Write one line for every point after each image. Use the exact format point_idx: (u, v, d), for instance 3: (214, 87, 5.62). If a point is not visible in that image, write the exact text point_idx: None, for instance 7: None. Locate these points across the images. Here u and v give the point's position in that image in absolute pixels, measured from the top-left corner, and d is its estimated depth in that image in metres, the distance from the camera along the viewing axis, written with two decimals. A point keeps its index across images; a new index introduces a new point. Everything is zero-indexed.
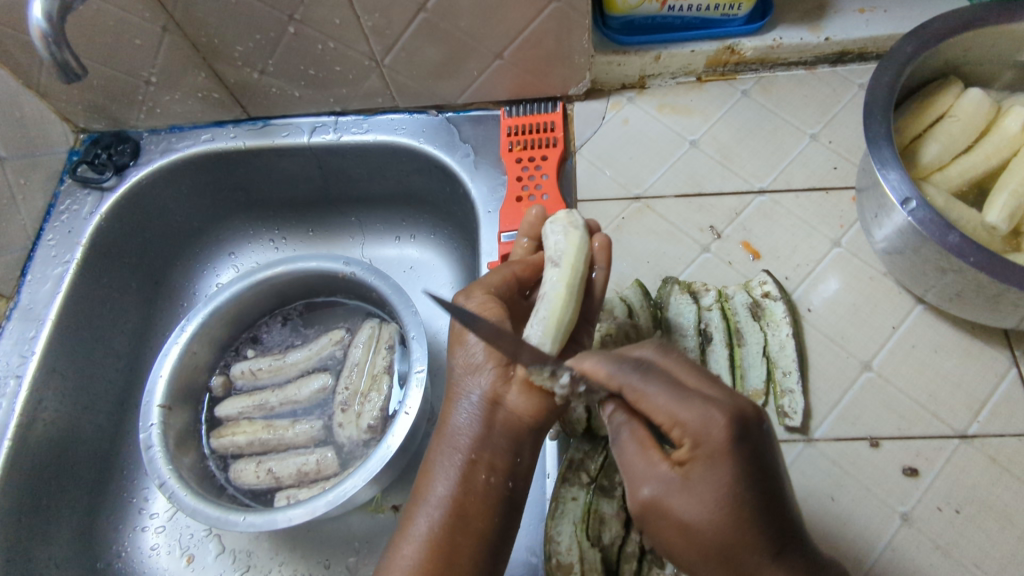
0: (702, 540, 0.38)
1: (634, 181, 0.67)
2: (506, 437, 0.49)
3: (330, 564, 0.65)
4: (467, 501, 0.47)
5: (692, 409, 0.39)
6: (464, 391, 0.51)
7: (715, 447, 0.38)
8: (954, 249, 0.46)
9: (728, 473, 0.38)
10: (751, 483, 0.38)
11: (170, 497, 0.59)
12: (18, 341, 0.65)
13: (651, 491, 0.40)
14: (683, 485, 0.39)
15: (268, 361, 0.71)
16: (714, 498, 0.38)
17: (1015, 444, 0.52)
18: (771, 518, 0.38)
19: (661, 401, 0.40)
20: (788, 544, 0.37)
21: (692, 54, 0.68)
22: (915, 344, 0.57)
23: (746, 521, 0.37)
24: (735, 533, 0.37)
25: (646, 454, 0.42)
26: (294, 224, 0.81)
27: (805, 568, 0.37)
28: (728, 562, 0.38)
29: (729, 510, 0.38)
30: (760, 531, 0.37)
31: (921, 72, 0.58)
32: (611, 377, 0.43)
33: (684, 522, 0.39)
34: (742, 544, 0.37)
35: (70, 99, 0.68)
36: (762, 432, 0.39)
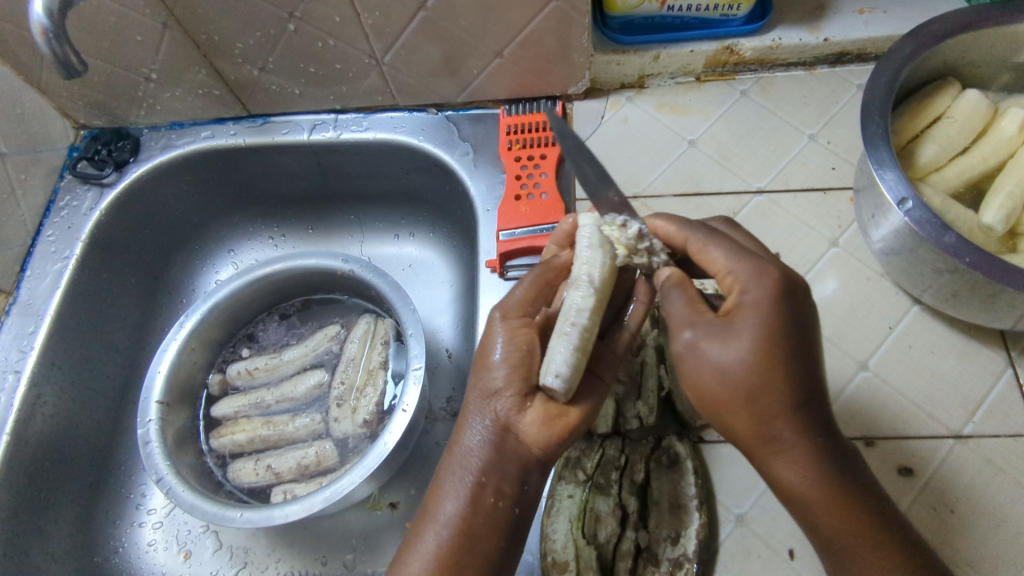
0: (732, 378, 0.42)
1: (632, 180, 0.67)
2: (516, 464, 0.47)
3: (327, 561, 0.66)
4: (474, 524, 0.45)
5: (754, 278, 0.43)
6: (478, 410, 0.48)
7: (755, 301, 0.42)
8: (951, 249, 0.47)
9: (762, 321, 0.42)
10: (788, 342, 0.42)
11: (168, 493, 0.59)
12: (17, 336, 0.65)
13: (691, 327, 0.44)
14: (725, 330, 0.43)
15: (264, 360, 0.71)
16: (752, 339, 0.42)
17: (1010, 445, 0.52)
18: (802, 376, 0.42)
19: (724, 260, 0.45)
20: (811, 431, 0.42)
21: (691, 54, 0.68)
22: (912, 343, 0.57)
23: (792, 415, 0.42)
24: (766, 389, 0.42)
25: (693, 308, 0.45)
26: (293, 221, 0.81)
27: (815, 422, 0.43)
28: (756, 403, 0.42)
29: (762, 359, 0.41)
30: (789, 387, 0.42)
31: (919, 73, 0.58)
32: (680, 233, 0.49)
33: (716, 364, 0.43)
34: (769, 391, 0.42)
35: (70, 95, 0.68)
36: (801, 296, 0.43)
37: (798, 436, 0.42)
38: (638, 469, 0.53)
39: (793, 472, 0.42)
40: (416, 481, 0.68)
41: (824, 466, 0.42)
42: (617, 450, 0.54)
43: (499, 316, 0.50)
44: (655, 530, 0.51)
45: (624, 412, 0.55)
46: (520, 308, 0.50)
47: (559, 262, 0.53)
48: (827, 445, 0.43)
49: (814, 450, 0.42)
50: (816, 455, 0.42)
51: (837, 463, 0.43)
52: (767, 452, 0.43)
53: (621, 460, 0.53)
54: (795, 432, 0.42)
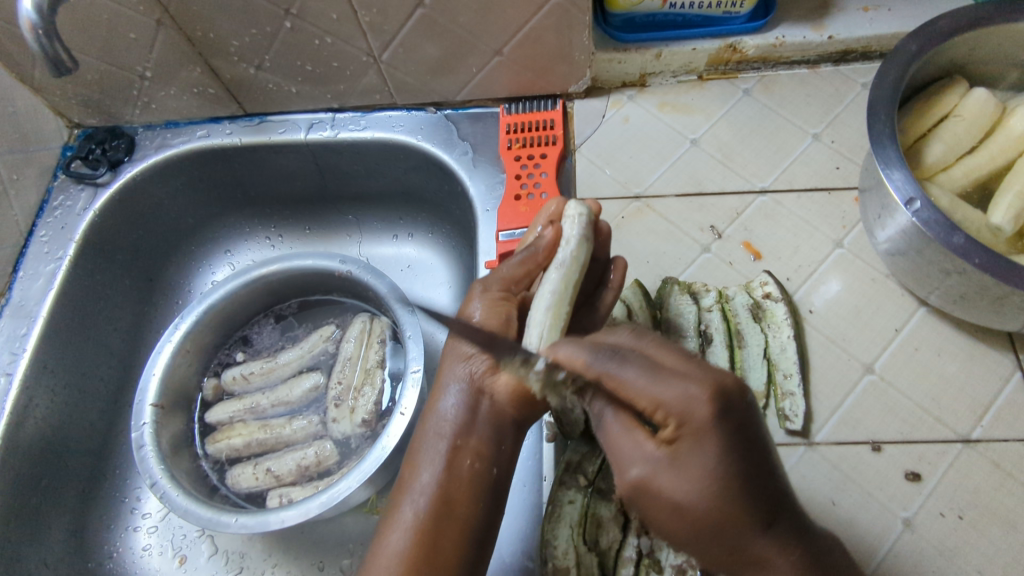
0: (692, 518, 0.38)
1: (634, 179, 0.66)
2: (489, 426, 0.49)
3: (324, 566, 0.65)
4: (450, 489, 0.47)
5: (681, 399, 0.37)
6: (453, 376, 0.51)
7: (699, 425, 0.37)
8: (959, 251, 0.46)
9: (711, 452, 0.37)
10: (736, 463, 0.37)
11: (162, 498, 0.58)
12: (9, 338, 0.64)
13: (642, 466, 0.40)
14: (671, 462, 0.38)
15: (259, 364, 0.70)
16: (702, 476, 0.37)
17: (1018, 450, 0.52)
18: (758, 496, 0.38)
19: (636, 380, 0.39)
20: (787, 548, 0.38)
21: (693, 52, 0.67)
22: (918, 346, 0.56)
23: (759, 544, 0.38)
24: (729, 522, 0.38)
25: (631, 436, 0.41)
26: (290, 222, 0.80)
27: (789, 538, 0.38)
28: (720, 536, 0.38)
29: (723, 485, 0.37)
30: (750, 509, 0.37)
31: (926, 71, 0.57)
32: (589, 366, 0.40)
33: (675, 501, 0.39)
34: (732, 521, 0.37)
35: (63, 94, 0.67)
36: (747, 411, 0.38)
37: (783, 557, 0.38)
38: None
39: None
40: None
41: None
42: None
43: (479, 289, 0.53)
44: (658, 536, 0.50)
45: None
46: (502, 283, 0.53)
47: (543, 240, 0.52)
48: (812, 559, 0.38)
49: (803, 572, 0.38)
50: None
51: None
52: (756, 575, 0.39)
53: None
54: (779, 559, 0.38)
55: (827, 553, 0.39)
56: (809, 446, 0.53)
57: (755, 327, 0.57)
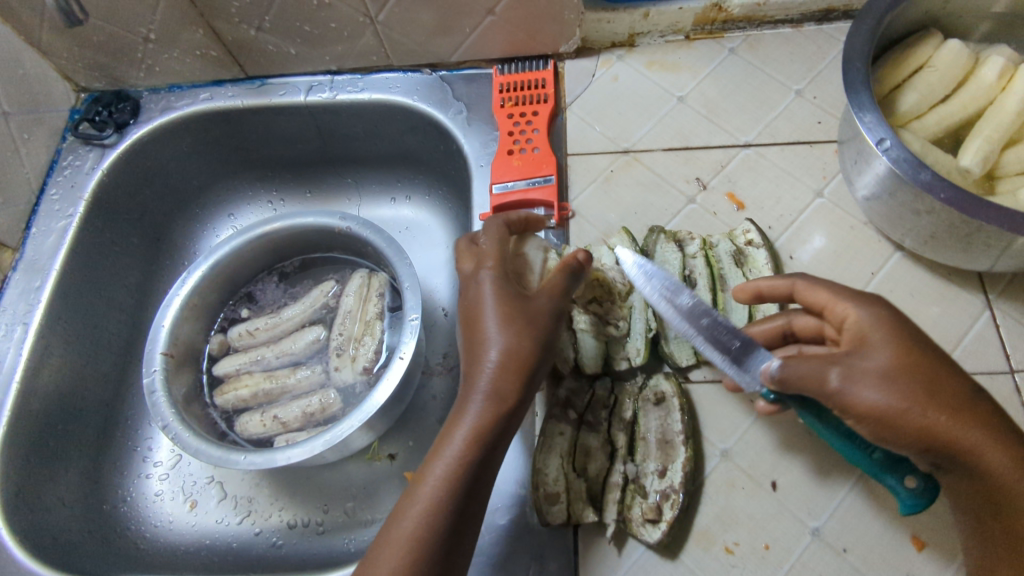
0: (901, 389, 0.40)
1: (623, 135, 0.69)
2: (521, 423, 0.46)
3: (329, 509, 0.67)
4: (485, 480, 0.44)
5: (851, 299, 0.45)
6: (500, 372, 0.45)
7: (867, 320, 0.43)
8: (927, 187, 0.48)
9: (885, 325, 0.43)
10: (911, 334, 0.42)
11: (175, 438, 0.61)
12: (24, 291, 0.67)
13: (837, 363, 0.41)
14: (862, 349, 0.42)
15: (264, 320, 0.72)
16: (892, 346, 0.42)
17: (985, 381, 0.54)
18: (953, 376, 0.41)
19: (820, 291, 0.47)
20: (984, 410, 0.41)
21: (680, 11, 0.69)
22: (893, 288, 0.59)
23: (964, 401, 0.41)
24: (929, 385, 0.40)
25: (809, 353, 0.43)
26: (291, 186, 0.83)
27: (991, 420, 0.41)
28: (938, 406, 0.40)
29: (908, 357, 0.41)
30: (943, 380, 0.41)
31: (902, 23, 0.59)
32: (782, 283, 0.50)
33: (880, 373, 0.41)
34: (932, 385, 0.41)
35: (71, 57, 0.70)
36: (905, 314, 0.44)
37: (984, 432, 0.40)
38: (627, 407, 0.55)
39: (994, 459, 0.40)
40: (415, 433, 0.70)
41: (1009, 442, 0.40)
42: (608, 390, 0.56)
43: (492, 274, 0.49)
44: (642, 463, 0.52)
45: (615, 354, 0.56)
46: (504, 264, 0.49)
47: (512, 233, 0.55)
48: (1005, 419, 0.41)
49: (1001, 429, 0.40)
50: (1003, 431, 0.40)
51: None
52: (975, 450, 0.40)
53: (610, 400, 0.55)
54: (982, 428, 0.40)
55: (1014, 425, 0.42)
56: None
57: (737, 272, 0.59)
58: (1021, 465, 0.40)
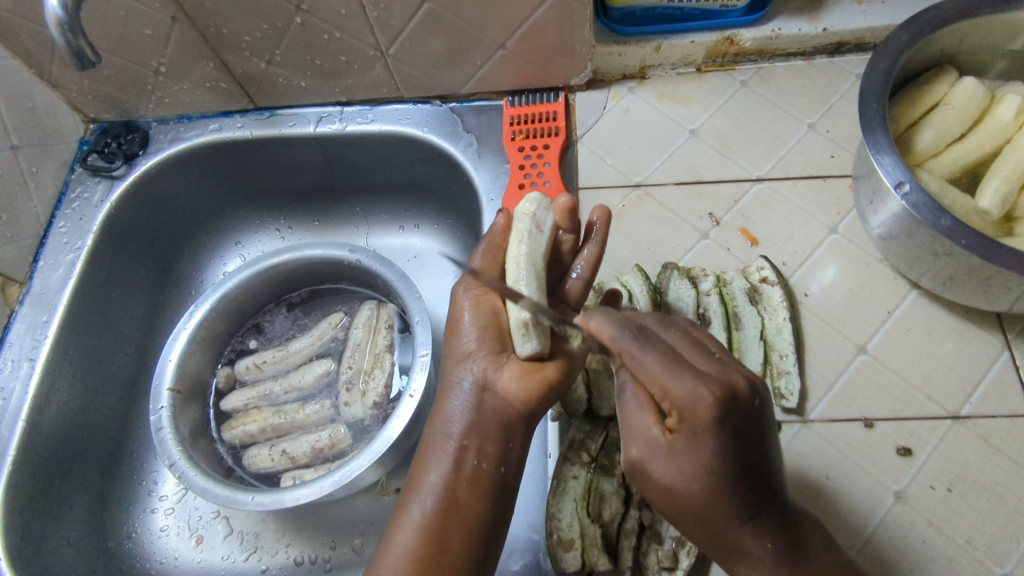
0: (681, 500, 0.42)
1: (634, 169, 0.68)
2: (496, 424, 0.49)
3: (336, 545, 0.66)
4: (459, 488, 0.47)
5: (675, 379, 0.39)
6: (456, 378, 0.51)
7: (699, 425, 0.39)
8: (947, 232, 0.48)
9: (694, 458, 0.40)
10: (729, 468, 0.40)
11: (181, 477, 0.60)
12: (31, 325, 0.66)
13: (635, 446, 0.44)
14: (667, 450, 0.42)
15: (272, 353, 0.72)
16: (689, 470, 0.40)
17: (1006, 425, 0.53)
18: (743, 496, 0.40)
19: (656, 370, 0.40)
20: (768, 518, 0.41)
21: (692, 44, 0.69)
22: (909, 327, 0.58)
23: (723, 497, 0.40)
24: (705, 511, 0.42)
25: (642, 415, 0.44)
26: (298, 214, 0.82)
27: (770, 529, 0.41)
28: (700, 519, 0.42)
29: (703, 492, 0.40)
30: (727, 511, 0.41)
31: (916, 61, 0.59)
32: (613, 340, 0.43)
33: (667, 485, 0.43)
34: (710, 515, 0.41)
35: (81, 90, 0.69)
36: (752, 415, 0.39)
37: (760, 545, 0.41)
38: None
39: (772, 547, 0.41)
40: None
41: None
42: (621, 432, 0.56)
43: (466, 296, 0.54)
44: (658, 509, 0.53)
45: None
46: (481, 279, 0.55)
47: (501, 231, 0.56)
48: (790, 544, 0.41)
49: (777, 560, 0.41)
50: (783, 569, 0.41)
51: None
52: (738, 561, 0.43)
53: None
54: (773, 561, 0.41)
55: (809, 543, 0.42)
56: (804, 423, 0.55)
57: (752, 309, 0.59)
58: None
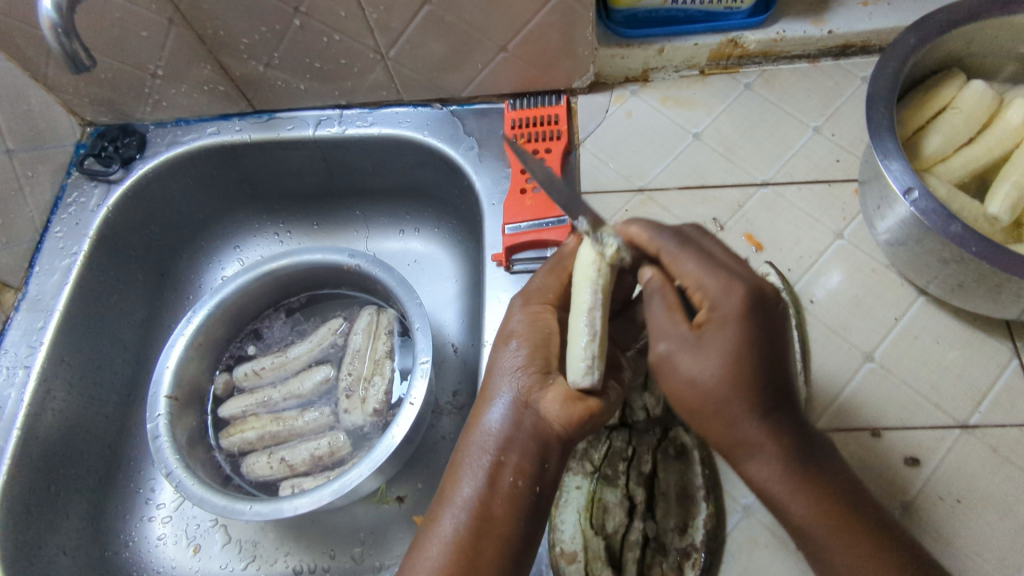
0: (706, 392, 0.43)
1: (637, 173, 0.67)
2: (534, 440, 0.48)
3: (336, 554, 0.66)
4: (492, 504, 0.47)
5: (724, 284, 0.43)
6: (498, 391, 0.50)
7: (730, 314, 0.42)
8: (956, 239, 0.47)
9: (735, 336, 0.42)
10: (755, 364, 0.42)
11: (178, 486, 0.59)
12: (26, 331, 0.66)
13: (665, 343, 0.45)
14: (697, 344, 0.43)
15: (270, 359, 0.71)
16: (721, 356, 0.42)
17: (1016, 434, 0.53)
18: (763, 379, 0.42)
19: (695, 271, 0.44)
20: (778, 415, 0.43)
21: (695, 47, 0.68)
22: (917, 335, 0.57)
23: (749, 375, 0.42)
24: (729, 398, 0.42)
25: (671, 317, 0.45)
26: (298, 218, 0.82)
27: (782, 425, 0.43)
28: (722, 411, 0.43)
29: (730, 372, 0.42)
30: (752, 393, 0.42)
31: (923, 64, 0.58)
32: (652, 241, 0.47)
33: (692, 379, 0.43)
34: (732, 403, 0.42)
35: (77, 93, 0.69)
36: (775, 314, 0.43)
37: (772, 438, 0.43)
38: (645, 460, 0.54)
39: (777, 444, 0.43)
40: (424, 475, 0.68)
41: (807, 475, 0.42)
42: (624, 441, 0.55)
43: (519, 309, 0.53)
44: (662, 520, 0.51)
45: (631, 404, 0.56)
46: (539, 298, 0.53)
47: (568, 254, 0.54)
48: (796, 447, 0.43)
49: (788, 462, 0.42)
50: (794, 469, 0.42)
51: (814, 477, 0.42)
52: (745, 450, 0.43)
53: (629, 451, 0.54)
54: (780, 462, 0.42)
55: (818, 451, 0.44)
56: None
57: None
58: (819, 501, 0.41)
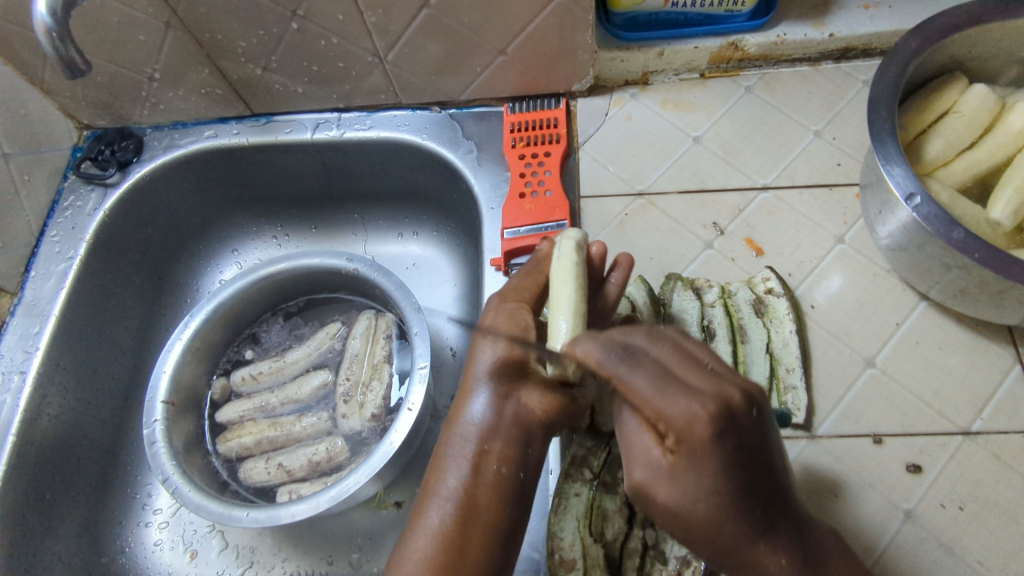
0: (691, 522, 0.38)
1: (636, 177, 0.67)
2: (517, 427, 0.48)
3: (333, 560, 0.65)
4: (478, 495, 0.46)
5: (671, 404, 0.35)
6: (479, 378, 0.49)
7: (700, 442, 0.35)
8: (959, 245, 0.46)
9: (710, 468, 0.36)
10: (733, 494, 0.37)
11: (174, 493, 0.59)
12: (22, 336, 0.65)
13: (644, 468, 0.40)
14: (669, 473, 0.38)
15: (268, 364, 0.70)
16: (699, 491, 0.37)
17: (1018, 441, 0.52)
18: (756, 507, 0.37)
19: (644, 393, 0.37)
20: (785, 541, 0.39)
21: (695, 50, 0.67)
22: (918, 340, 0.57)
23: (739, 495, 0.37)
24: (720, 529, 0.38)
25: (646, 440, 0.40)
26: (296, 221, 0.81)
27: (783, 543, 0.39)
28: (715, 539, 0.38)
29: (720, 499, 0.37)
30: (744, 523, 0.38)
31: (924, 68, 0.57)
32: (586, 357, 0.39)
33: (673, 508, 0.39)
34: (727, 529, 0.38)
35: (73, 96, 0.68)
36: (751, 425, 0.36)
37: (778, 556, 0.38)
38: None
39: (785, 564, 0.38)
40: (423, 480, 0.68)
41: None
42: (624, 448, 0.54)
43: (497, 301, 0.52)
44: (662, 528, 0.51)
45: None
46: (519, 293, 0.53)
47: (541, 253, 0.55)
48: (807, 560, 0.39)
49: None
50: None
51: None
52: (753, 572, 0.39)
53: None
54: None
55: (823, 553, 0.39)
56: (811, 439, 0.54)
57: (757, 321, 0.58)
58: None
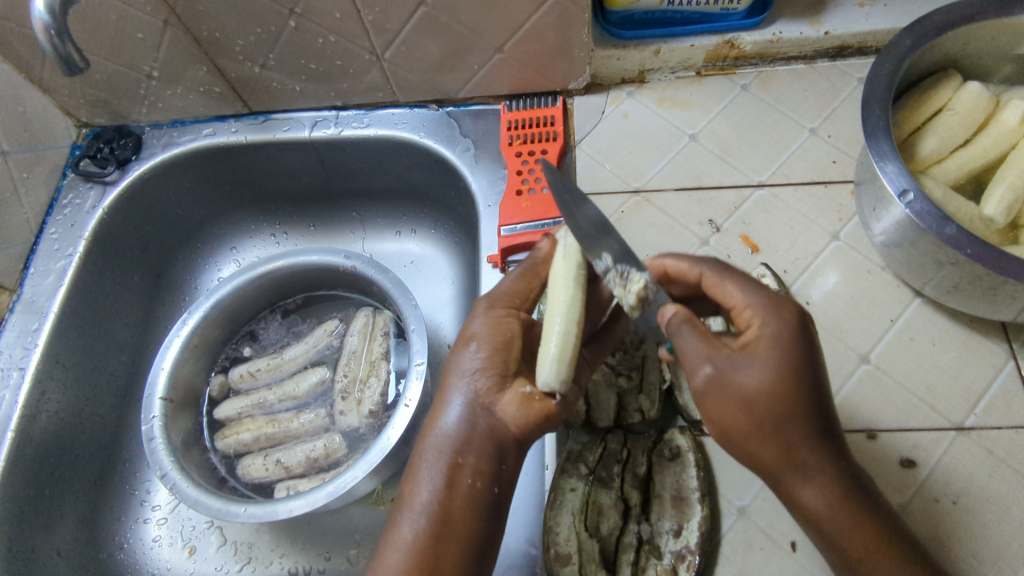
0: (759, 408, 0.43)
1: (633, 174, 0.67)
2: (491, 441, 0.48)
3: (331, 556, 0.65)
4: (451, 508, 0.47)
5: (771, 314, 0.44)
6: (454, 391, 0.50)
7: (774, 336, 0.43)
8: (952, 241, 0.47)
9: (788, 353, 0.43)
10: (808, 379, 0.43)
11: (173, 488, 0.59)
12: (21, 333, 0.66)
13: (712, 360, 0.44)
14: (746, 360, 0.43)
15: (266, 361, 0.71)
16: (774, 373, 0.43)
17: (1011, 436, 0.52)
18: (818, 406, 0.43)
19: (736, 291, 0.46)
20: (830, 450, 0.44)
21: (692, 48, 0.68)
22: (913, 336, 0.57)
23: (801, 396, 0.43)
24: (786, 417, 0.43)
25: (706, 343, 0.44)
26: (295, 219, 0.82)
27: (831, 454, 0.44)
28: (780, 427, 0.43)
29: (784, 386, 0.42)
30: (808, 418, 0.43)
31: (919, 66, 0.58)
32: (692, 268, 0.49)
33: (746, 395, 0.43)
34: (791, 419, 0.43)
35: (73, 94, 0.68)
36: (816, 346, 0.44)
37: (824, 462, 0.43)
38: (640, 462, 0.54)
39: (827, 478, 0.43)
40: None
41: (857, 507, 0.43)
42: (620, 443, 0.55)
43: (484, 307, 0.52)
44: (657, 522, 0.52)
45: (627, 405, 0.56)
46: (507, 300, 0.53)
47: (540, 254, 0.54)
48: (846, 476, 0.44)
49: (839, 483, 0.44)
50: (843, 490, 0.43)
51: (864, 506, 0.44)
52: (795, 475, 0.44)
53: (624, 453, 0.54)
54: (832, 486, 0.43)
55: (865, 488, 0.45)
56: None
57: None
58: (867, 527, 0.43)
